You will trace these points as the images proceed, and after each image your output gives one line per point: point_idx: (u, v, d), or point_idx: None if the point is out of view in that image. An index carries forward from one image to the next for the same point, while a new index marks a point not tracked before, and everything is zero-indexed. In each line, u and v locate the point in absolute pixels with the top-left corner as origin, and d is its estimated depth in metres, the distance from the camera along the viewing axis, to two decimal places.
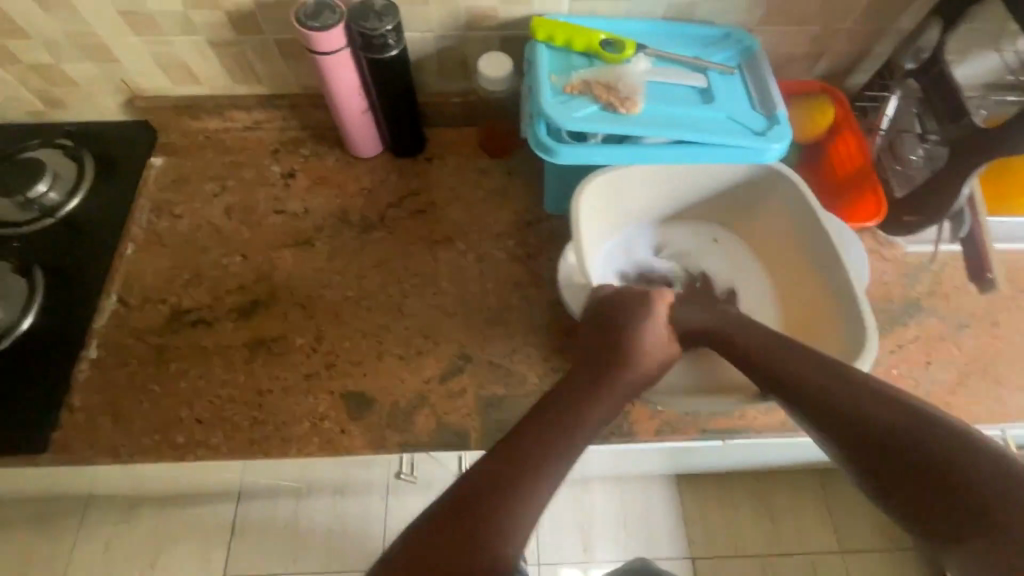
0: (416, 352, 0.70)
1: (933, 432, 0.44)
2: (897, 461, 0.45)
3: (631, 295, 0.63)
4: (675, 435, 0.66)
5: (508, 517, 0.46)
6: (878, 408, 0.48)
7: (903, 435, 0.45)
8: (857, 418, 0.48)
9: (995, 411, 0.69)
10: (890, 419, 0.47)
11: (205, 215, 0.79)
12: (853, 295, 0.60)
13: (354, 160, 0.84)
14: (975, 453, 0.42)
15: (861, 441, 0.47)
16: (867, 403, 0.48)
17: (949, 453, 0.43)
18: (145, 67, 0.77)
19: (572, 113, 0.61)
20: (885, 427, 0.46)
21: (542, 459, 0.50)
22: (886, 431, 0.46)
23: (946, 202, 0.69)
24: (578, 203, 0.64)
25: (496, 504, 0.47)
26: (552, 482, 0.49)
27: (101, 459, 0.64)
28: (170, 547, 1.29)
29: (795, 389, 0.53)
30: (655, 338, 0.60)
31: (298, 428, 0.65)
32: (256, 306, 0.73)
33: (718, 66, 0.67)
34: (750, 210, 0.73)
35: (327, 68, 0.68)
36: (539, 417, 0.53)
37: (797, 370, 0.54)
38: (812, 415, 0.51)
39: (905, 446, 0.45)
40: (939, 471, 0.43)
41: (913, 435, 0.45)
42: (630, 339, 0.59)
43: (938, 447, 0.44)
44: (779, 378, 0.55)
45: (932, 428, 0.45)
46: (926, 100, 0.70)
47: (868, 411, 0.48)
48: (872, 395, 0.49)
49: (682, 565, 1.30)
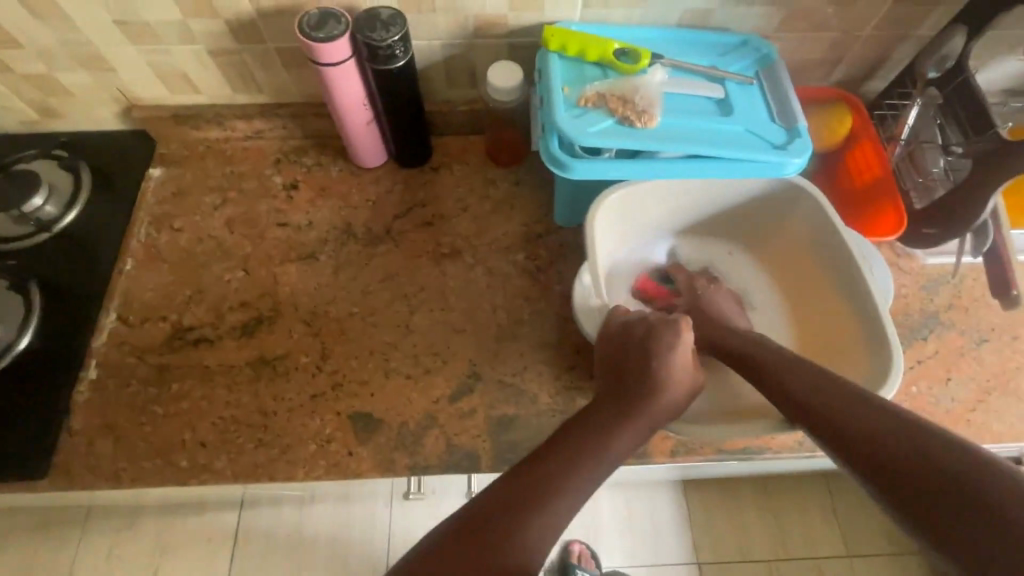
0: (425, 371, 0.68)
1: (958, 457, 0.42)
2: (920, 486, 0.43)
3: (657, 322, 0.59)
4: (691, 455, 0.64)
5: (514, 539, 0.45)
6: (899, 432, 0.46)
7: (926, 460, 0.44)
8: (878, 442, 0.47)
9: (1017, 428, 0.67)
10: (912, 443, 0.45)
11: (206, 228, 0.77)
12: (878, 319, 0.58)
13: (358, 171, 0.82)
14: (1002, 477, 0.40)
15: (883, 467, 0.46)
16: (889, 428, 0.47)
17: (975, 477, 0.41)
18: (143, 77, 0.75)
19: (587, 127, 0.59)
20: (905, 450, 0.45)
21: (554, 476, 0.50)
22: (906, 455, 0.45)
23: (970, 215, 0.67)
24: (592, 220, 0.62)
25: (504, 518, 0.46)
26: (561, 498, 0.49)
27: (103, 485, 0.62)
28: (173, 557, 1.27)
29: (817, 415, 0.52)
30: (682, 368, 0.57)
31: (305, 451, 0.63)
32: (259, 323, 0.71)
33: (735, 76, 0.65)
34: (767, 225, 0.71)
35: (331, 79, 0.65)
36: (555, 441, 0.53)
37: (817, 393, 0.53)
38: (834, 442, 0.50)
39: (927, 470, 0.43)
40: (964, 496, 0.40)
41: (935, 458, 0.43)
42: (655, 368, 0.56)
43: (962, 470, 0.41)
44: (801, 404, 0.54)
45: (956, 452, 0.43)
46: (949, 110, 0.68)
47: (890, 436, 0.46)
48: (895, 420, 0.47)
49: (688, 569, 1.30)
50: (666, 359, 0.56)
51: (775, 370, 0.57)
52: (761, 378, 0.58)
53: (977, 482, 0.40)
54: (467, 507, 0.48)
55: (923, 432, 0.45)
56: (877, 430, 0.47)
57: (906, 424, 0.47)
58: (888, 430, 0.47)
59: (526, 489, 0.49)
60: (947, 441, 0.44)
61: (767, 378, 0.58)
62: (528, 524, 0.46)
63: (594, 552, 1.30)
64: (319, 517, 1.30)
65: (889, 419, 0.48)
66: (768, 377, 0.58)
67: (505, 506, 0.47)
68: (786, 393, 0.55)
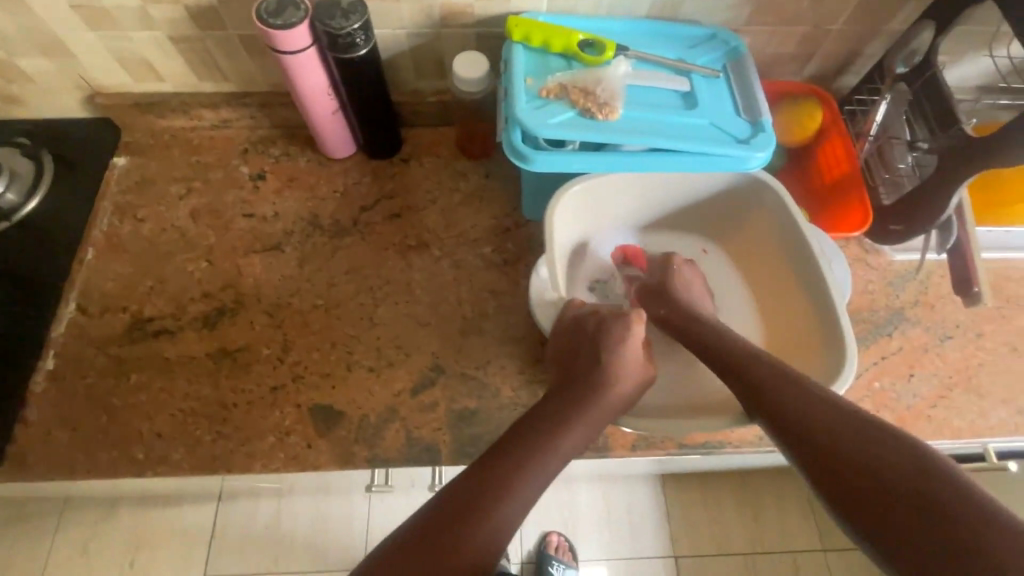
0: (388, 364, 0.68)
1: (916, 470, 0.43)
2: (874, 494, 0.43)
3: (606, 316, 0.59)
4: (652, 450, 0.64)
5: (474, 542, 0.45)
6: (861, 440, 0.46)
7: (884, 470, 0.44)
8: (839, 448, 0.47)
9: (977, 424, 0.68)
10: (873, 451, 0.45)
11: (170, 218, 0.76)
12: (835, 315, 0.58)
13: (326, 161, 0.81)
14: (958, 494, 0.40)
15: (841, 473, 0.46)
16: (852, 434, 0.47)
17: (930, 491, 0.41)
18: (105, 63, 0.74)
19: (547, 119, 0.59)
20: (865, 458, 0.45)
21: (516, 475, 0.49)
22: (865, 463, 0.45)
23: (934, 211, 0.66)
24: (552, 213, 0.62)
25: (469, 515, 0.46)
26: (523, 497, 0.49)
27: (58, 476, 0.62)
28: (149, 549, 1.26)
29: (782, 414, 0.52)
30: (631, 362, 0.57)
31: (263, 443, 0.63)
32: (221, 315, 0.70)
33: (702, 69, 0.65)
34: (731, 219, 0.71)
35: (292, 67, 0.64)
36: (517, 437, 0.52)
37: (783, 393, 0.53)
38: (795, 442, 0.50)
39: (883, 480, 0.43)
40: (917, 509, 0.41)
41: (893, 469, 0.43)
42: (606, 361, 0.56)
43: (919, 485, 0.42)
44: (767, 402, 0.53)
45: (915, 465, 0.43)
46: (918, 106, 0.67)
47: (852, 443, 0.46)
48: (858, 427, 0.47)
49: (665, 563, 1.30)
50: (615, 350, 0.57)
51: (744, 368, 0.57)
52: (729, 374, 0.58)
53: (932, 495, 0.41)
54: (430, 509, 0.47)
55: (886, 440, 0.45)
56: (840, 436, 0.47)
57: (868, 431, 0.47)
58: (851, 436, 0.47)
59: (490, 487, 0.48)
60: (907, 452, 0.44)
61: (733, 376, 0.57)
62: (488, 526, 0.46)
63: (572, 545, 1.30)
64: (298, 511, 1.30)
65: (852, 425, 0.48)
66: (734, 373, 0.57)
67: (465, 506, 0.47)
68: (751, 390, 0.55)
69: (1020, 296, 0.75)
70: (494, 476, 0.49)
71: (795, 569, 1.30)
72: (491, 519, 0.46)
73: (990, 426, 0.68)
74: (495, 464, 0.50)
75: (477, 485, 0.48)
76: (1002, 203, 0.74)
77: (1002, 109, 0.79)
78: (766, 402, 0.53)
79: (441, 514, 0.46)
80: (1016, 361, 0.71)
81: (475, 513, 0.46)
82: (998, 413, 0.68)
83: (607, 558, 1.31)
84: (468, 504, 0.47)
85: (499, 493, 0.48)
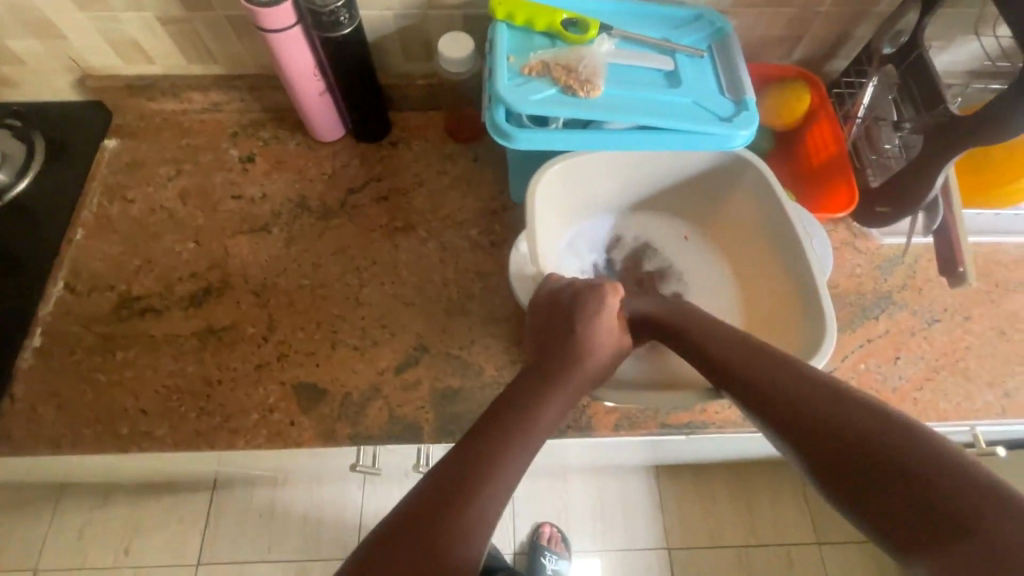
0: (372, 343, 0.68)
1: (908, 440, 0.40)
2: (867, 468, 0.40)
3: (583, 286, 0.60)
4: (635, 429, 0.64)
5: (459, 534, 0.41)
6: (845, 411, 0.43)
7: (874, 441, 0.41)
8: (823, 421, 0.44)
9: (963, 407, 0.67)
10: (862, 423, 0.42)
11: (159, 200, 0.77)
12: (817, 289, 0.59)
13: (315, 144, 0.81)
14: (962, 476, 0.36)
15: (828, 445, 0.43)
16: (833, 405, 0.44)
17: (929, 463, 0.38)
18: (95, 44, 0.75)
19: (528, 96, 0.59)
20: (855, 430, 0.42)
21: (493, 460, 0.46)
22: (855, 435, 0.42)
23: (920, 191, 0.66)
24: (533, 190, 0.63)
25: (444, 509, 0.42)
26: (502, 482, 0.45)
27: (43, 450, 0.62)
28: (142, 537, 1.25)
29: (758, 392, 0.49)
30: (606, 333, 0.58)
31: (247, 420, 0.63)
32: (207, 294, 0.70)
33: (686, 49, 0.65)
34: (715, 200, 0.73)
35: (277, 46, 0.65)
36: (492, 420, 0.50)
37: (759, 369, 0.50)
38: (774, 419, 0.47)
39: (875, 452, 0.40)
40: (916, 483, 0.38)
41: (886, 441, 0.40)
42: (580, 333, 0.57)
43: (916, 466, 0.38)
44: (742, 380, 0.51)
45: (906, 435, 0.40)
46: (904, 87, 0.68)
47: (836, 415, 0.44)
48: (838, 397, 0.45)
49: (659, 554, 1.29)
50: (588, 321, 0.57)
51: (717, 348, 0.54)
52: (704, 352, 0.55)
53: (933, 469, 0.38)
54: (408, 499, 0.43)
55: (869, 410, 0.43)
56: (821, 408, 0.44)
57: (851, 400, 0.44)
58: (834, 408, 0.44)
59: (465, 475, 0.45)
60: (896, 421, 0.41)
61: (708, 354, 0.55)
62: (472, 515, 0.42)
63: (564, 535, 1.28)
64: (292, 498, 1.28)
65: (835, 396, 0.45)
66: (708, 351, 0.55)
67: (446, 494, 0.43)
68: (735, 376, 0.52)
69: (1009, 280, 0.74)
70: (473, 459, 0.46)
71: (788, 563, 1.28)
72: (473, 506, 0.43)
73: (976, 409, 0.67)
74: (473, 447, 0.47)
75: (455, 471, 0.45)
76: (994, 184, 0.72)
77: (993, 93, 0.78)
78: (741, 379, 0.51)
79: (420, 505, 0.43)
80: (1004, 345, 0.71)
81: (456, 501, 0.43)
82: (985, 396, 0.68)
83: (600, 549, 1.30)
84: (448, 491, 0.43)
85: (483, 479, 0.45)
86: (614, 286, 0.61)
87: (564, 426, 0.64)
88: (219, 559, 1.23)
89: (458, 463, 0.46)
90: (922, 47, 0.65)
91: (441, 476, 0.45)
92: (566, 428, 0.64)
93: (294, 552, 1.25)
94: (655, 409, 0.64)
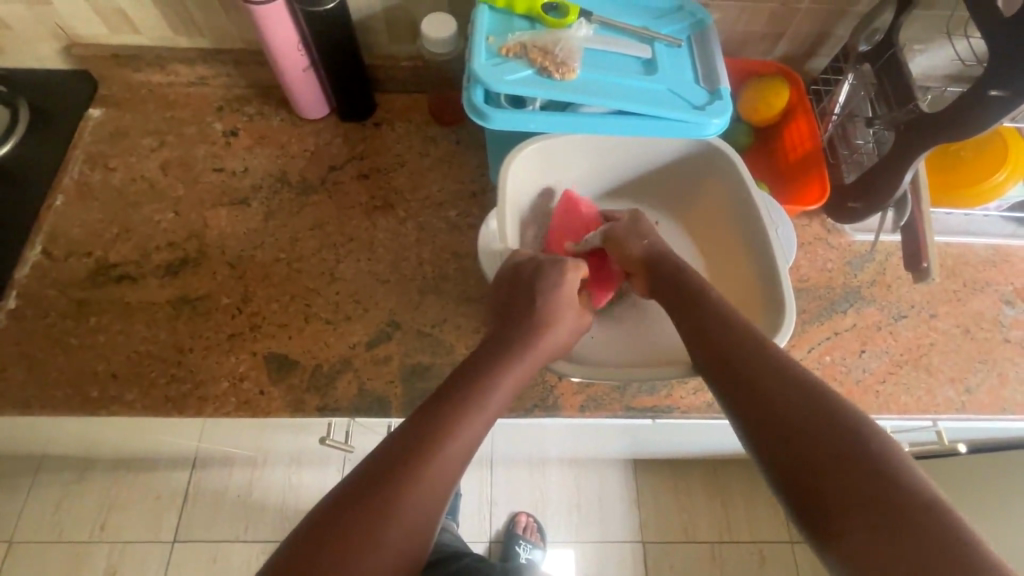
0: (345, 318, 0.68)
1: (875, 460, 0.39)
2: (825, 476, 0.40)
3: (548, 262, 0.62)
4: (600, 410, 0.65)
5: (413, 506, 0.42)
6: (820, 411, 0.43)
7: (840, 455, 0.40)
8: (798, 421, 0.43)
9: (926, 401, 0.68)
10: (838, 435, 0.41)
11: (140, 168, 0.77)
12: (778, 273, 0.63)
13: (299, 121, 0.82)
14: (911, 492, 0.37)
15: (794, 445, 0.42)
16: (812, 412, 0.43)
17: (890, 490, 0.38)
18: (81, 12, 0.75)
19: (504, 76, 0.59)
20: (822, 434, 0.42)
21: (453, 427, 0.47)
22: (827, 445, 0.41)
23: (890, 185, 0.67)
24: (505, 175, 0.67)
25: (405, 481, 0.43)
26: (461, 449, 0.46)
27: (11, 412, 0.62)
28: (119, 512, 1.22)
29: (736, 375, 0.49)
30: (568, 305, 0.59)
31: (216, 388, 0.64)
32: (184, 263, 0.71)
33: (665, 38, 0.66)
34: (691, 187, 0.77)
35: (260, 19, 0.65)
36: (460, 388, 0.50)
37: (746, 357, 0.49)
38: (748, 407, 0.46)
39: (840, 465, 0.40)
40: (872, 486, 0.38)
41: (858, 457, 0.40)
42: (540, 305, 0.58)
43: (874, 473, 0.39)
44: (724, 362, 0.50)
45: (882, 459, 0.39)
46: (879, 86, 0.69)
47: (807, 415, 0.43)
48: (821, 404, 0.43)
49: (634, 549, 1.25)
50: (554, 293, 0.59)
51: (702, 332, 0.53)
52: (691, 333, 0.54)
53: (897, 494, 0.37)
54: (370, 460, 0.44)
55: (848, 423, 0.42)
56: (800, 406, 0.44)
57: (833, 410, 0.43)
58: (805, 410, 0.44)
59: (427, 444, 0.45)
60: (871, 441, 0.41)
61: (694, 338, 0.54)
62: (428, 481, 0.44)
63: (541, 526, 1.24)
64: (270, 478, 1.26)
65: (813, 401, 0.44)
66: (696, 335, 0.54)
67: (404, 462, 0.44)
68: (723, 358, 0.50)
69: (975, 280, 0.75)
70: (435, 427, 0.46)
71: (762, 560, 1.24)
72: (429, 477, 0.44)
73: (938, 404, 0.68)
74: (437, 412, 0.47)
75: (418, 439, 0.45)
76: (963, 183, 0.74)
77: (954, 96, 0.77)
78: (728, 364, 0.50)
79: (380, 467, 0.44)
80: (968, 343, 0.71)
81: (414, 471, 0.43)
82: (946, 392, 0.68)
83: (575, 541, 1.26)
84: (409, 462, 0.44)
85: (444, 448, 0.45)
86: (577, 262, 0.63)
87: (531, 405, 0.65)
88: (196, 537, 1.21)
89: (421, 429, 0.46)
90: (897, 47, 0.66)
91: (403, 441, 0.45)
92: (533, 408, 0.65)
93: (271, 533, 1.22)
94: (621, 388, 0.66)
